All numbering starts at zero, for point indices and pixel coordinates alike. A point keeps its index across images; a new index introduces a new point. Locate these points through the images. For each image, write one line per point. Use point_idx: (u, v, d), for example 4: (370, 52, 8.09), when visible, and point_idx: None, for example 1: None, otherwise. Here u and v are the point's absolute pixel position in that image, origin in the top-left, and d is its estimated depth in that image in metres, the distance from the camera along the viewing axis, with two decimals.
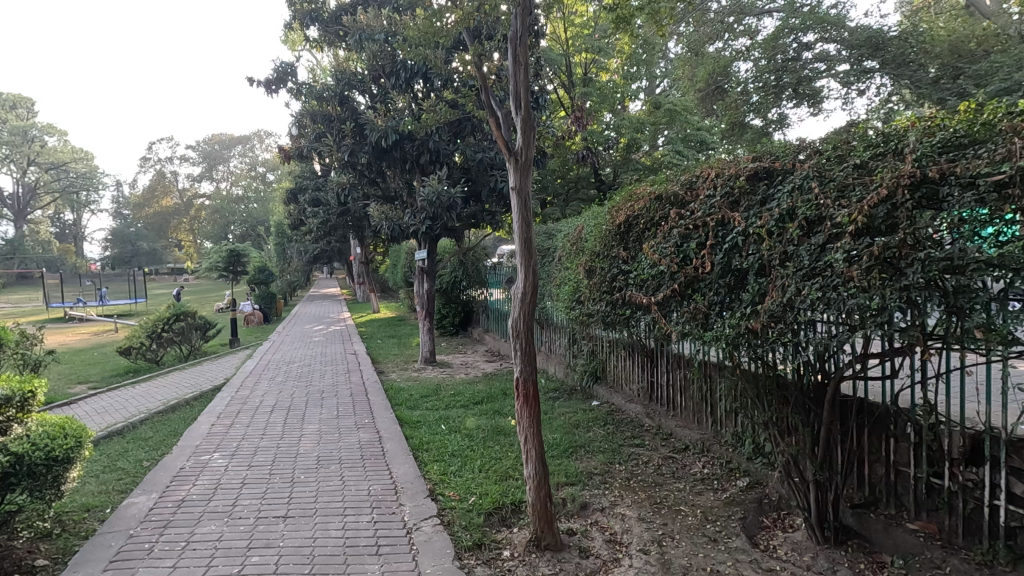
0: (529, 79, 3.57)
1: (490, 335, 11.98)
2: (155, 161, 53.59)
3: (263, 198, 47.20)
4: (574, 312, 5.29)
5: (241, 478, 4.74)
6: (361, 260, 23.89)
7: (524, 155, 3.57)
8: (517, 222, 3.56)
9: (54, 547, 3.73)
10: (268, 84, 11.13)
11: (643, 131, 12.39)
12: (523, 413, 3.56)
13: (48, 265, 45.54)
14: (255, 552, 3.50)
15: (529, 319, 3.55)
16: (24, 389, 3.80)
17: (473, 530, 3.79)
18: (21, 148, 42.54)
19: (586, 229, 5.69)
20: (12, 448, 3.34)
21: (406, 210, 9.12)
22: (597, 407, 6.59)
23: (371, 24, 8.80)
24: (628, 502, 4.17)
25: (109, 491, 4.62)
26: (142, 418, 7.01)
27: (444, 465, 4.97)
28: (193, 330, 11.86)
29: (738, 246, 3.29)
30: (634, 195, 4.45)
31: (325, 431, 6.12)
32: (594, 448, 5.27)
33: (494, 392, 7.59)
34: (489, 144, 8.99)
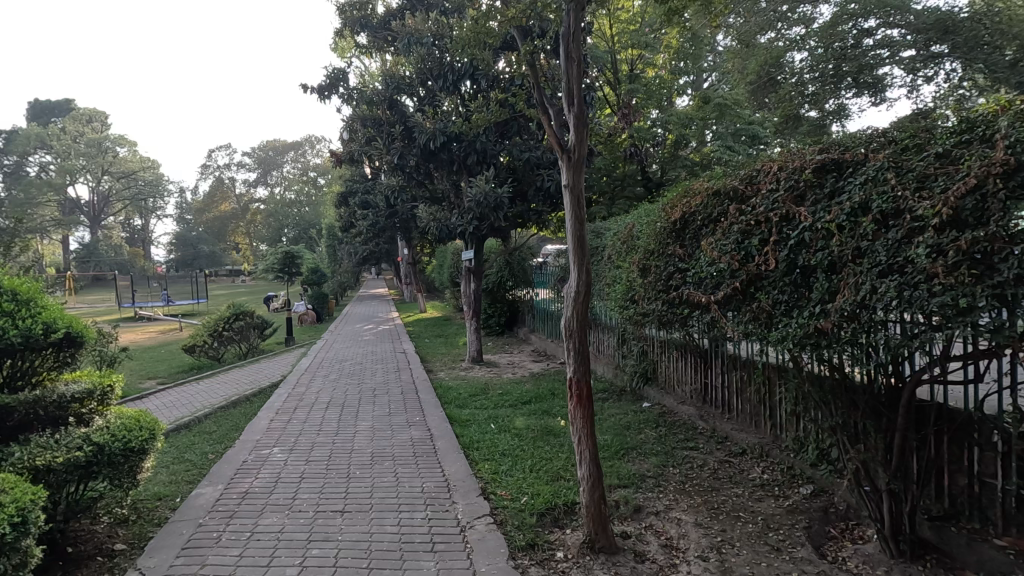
0: (581, 75, 3.52)
1: (537, 335, 11.94)
2: (215, 168, 56.39)
3: (315, 201, 48.82)
4: (627, 312, 5.18)
5: (300, 473, 4.90)
6: (408, 260, 24.37)
7: (576, 152, 3.53)
8: (571, 220, 3.53)
9: (130, 532, 3.96)
10: (321, 90, 11.52)
11: (691, 126, 12.01)
12: (576, 414, 3.53)
13: (120, 268, 48.58)
14: (315, 544, 3.61)
15: (583, 319, 3.51)
16: (104, 383, 4.11)
17: (526, 530, 3.78)
18: (96, 158, 45.69)
19: (638, 227, 5.59)
20: (95, 439, 3.57)
21: (453, 210, 9.23)
22: (648, 409, 6.46)
23: (419, 28, 8.95)
24: (684, 507, 4.06)
25: (178, 481, 4.87)
26: (207, 412, 7.36)
27: (494, 464, 4.98)
28: (252, 329, 12.39)
29: (805, 242, 3.15)
30: (690, 191, 4.33)
31: (378, 428, 6.25)
32: (646, 450, 5.17)
33: (542, 392, 7.55)
34: (535, 144, 8.96)
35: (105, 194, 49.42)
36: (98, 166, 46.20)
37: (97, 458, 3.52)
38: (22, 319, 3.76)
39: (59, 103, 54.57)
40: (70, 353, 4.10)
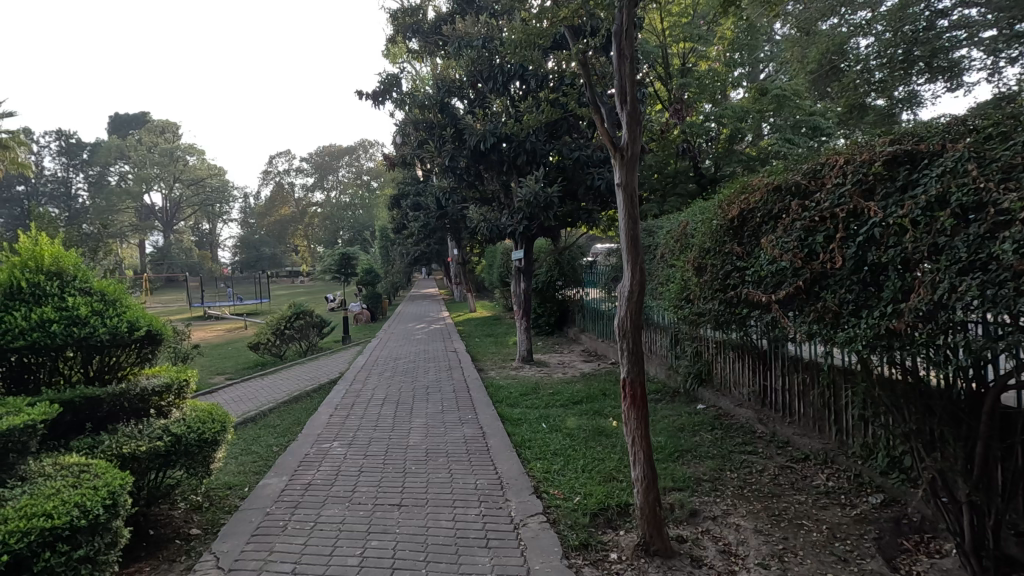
0: (634, 73, 3.48)
1: (587, 335, 11.86)
2: (276, 174, 59.02)
3: (368, 204, 50.29)
4: (682, 312, 5.05)
5: (358, 467, 5.08)
6: (459, 260, 24.71)
7: (629, 150, 3.50)
8: (624, 218, 3.50)
9: (204, 518, 4.22)
10: (375, 96, 11.88)
11: (746, 120, 11.54)
12: (630, 415, 3.49)
13: (191, 271, 51.65)
14: (374, 536, 3.73)
15: (637, 319, 3.46)
16: (180, 378, 4.40)
17: (579, 530, 3.77)
18: (168, 167, 48.77)
19: (692, 225, 5.47)
20: (173, 430, 3.83)
21: (503, 210, 9.30)
22: (703, 411, 6.30)
23: (469, 32, 9.07)
24: (742, 512, 3.94)
25: (246, 472, 5.15)
26: (271, 407, 7.72)
27: (547, 463, 5.00)
28: (311, 327, 12.92)
29: (874, 238, 3.00)
30: (748, 187, 4.20)
31: (432, 425, 6.39)
32: (701, 453, 5.04)
33: (594, 392, 7.50)
34: (585, 142, 8.93)
35: (177, 201, 52.63)
36: (170, 175, 49.30)
37: (176, 447, 3.77)
38: (110, 318, 4.09)
39: (136, 116, 58.66)
40: (150, 350, 4.42)
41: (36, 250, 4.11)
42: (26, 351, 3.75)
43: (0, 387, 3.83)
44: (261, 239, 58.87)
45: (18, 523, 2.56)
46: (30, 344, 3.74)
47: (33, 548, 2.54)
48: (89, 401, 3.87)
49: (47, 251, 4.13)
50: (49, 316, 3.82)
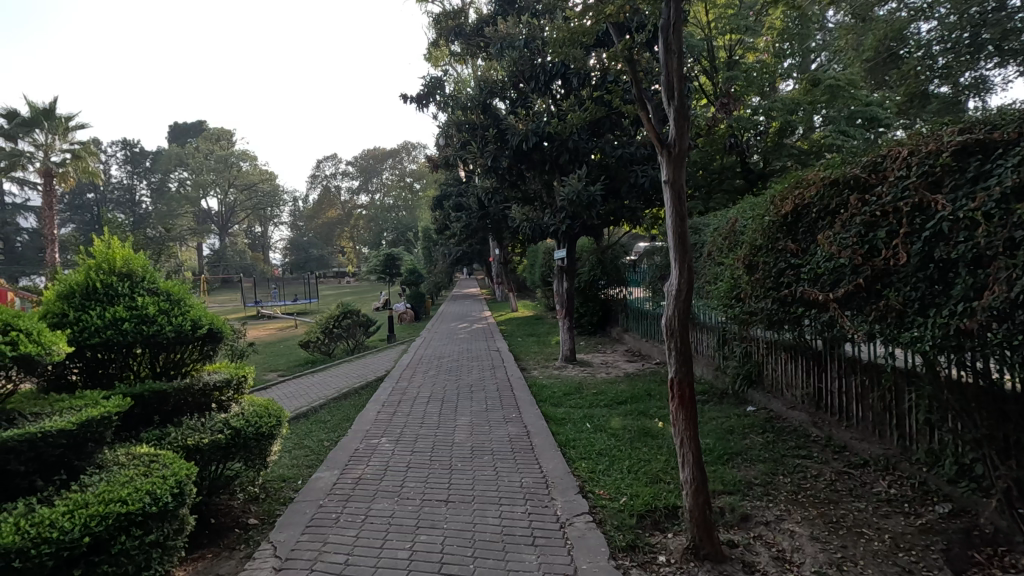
0: (682, 67, 3.41)
1: (631, 335, 11.73)
2: (323, 178, 60.87)
3: (412, 206, 51.25)
4: (731, 311, 4.90)
5: (406, 463, 5.19)
6: (501, 260, 24.85)
7: (677, 146, 3.44)
8: (671, 216, 3.44)
9: (261, 509, 4.40)
10: (419, 99, 12.12)
11: (797, 112, 11.06)
12: (679, 415, 3.43)
13: (244, 272, 53.94)
14: (423, 531, 3.81)
15: (685, 318, 3.40)
16: (239, 374, 4.62)
17: (626, 531, 3.73)
18: (223, 173, 51.01)
19: (741, 221, 5.32)
20: (232, 424, 4.02)
21: (546, 210, 9.30)
22: (754, 413, 6.12)
23: (511, 32, 9.13)
24: (797, 518, 3.81)
25: (299, 465, 5.34)
26: (321, 403, 7.98)
27: (592, 463, 4.97)
28: (358, 326, 13.28)
29: (942, 232, 2.85)
30: (802, 181, 4.07)
31: (477, 423, 6.46)
32: (752, 456, 4.91)
33: (638, 392, 7.40)
34: (629, 140, 8.83)
35: (231, 205, 55.01)
36: (225, 180, 51.61)
37: (235, 440, 3.96)
38: (175, 317, 4.33)
39: (194, 126, 61.76)
40: (211, 348, 4.65)
41: (109, 253, 4.38)
42: (100, 348, 4.01)
43: (78, 381, 4.09)
44: (309, 241, 60.76)
45: (97, 508, 2.73)
46: (104, 341, 3.99)
47: (110, 531, 2.71)
48: (156, 395, 4.08)
49: (119, 254, 4.40)
50: (121, 315, 4.07)
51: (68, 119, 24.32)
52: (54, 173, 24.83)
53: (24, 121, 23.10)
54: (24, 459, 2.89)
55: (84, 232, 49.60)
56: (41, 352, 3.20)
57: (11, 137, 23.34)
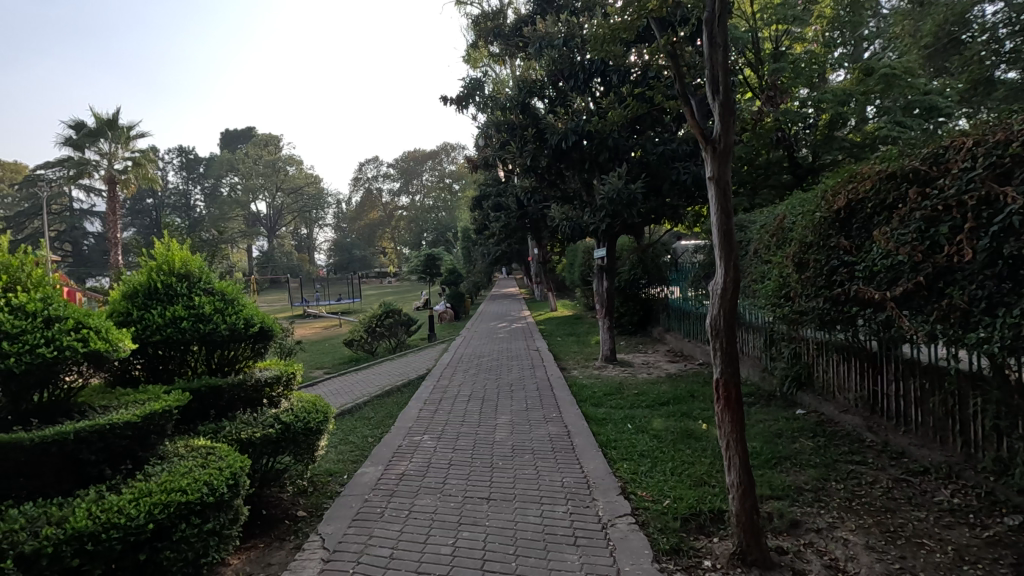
0: (727, 61, 3.33)
1: (673, 335, 11.54)
2: (366, 180, 62.26)
3: (451, 206, 51.77)
4: (779, 310, 4.74)
5: (448, 460, 5.25)
6: (540, 259, 24.83)
7: (722, 142, 3.36)
8: (716, 213, 3.36)
9: (309, 501, 4.55)
10: (459, 100, 12.26)
11: (849, 103, 10.56)
12: (724, 417, 3.36)
13: (291, 272, 55.76)
14: (465, 528, 3.85)
15: (731, 319, 3.32)
16: (288, 371, 4.78)
17: (669, 535, 3.67)
18: (272, 177, 52.90)
19: (790, 218, 5.15)
20: (283, 419, 4.17)
21: (585, 209, 9.24)
22: (803, 416, 5.91)
23: (550, 31, 9.09)
24: (851, 526, 3.66)
25: (345, 460, 5.49)
26: (365, 400, 8.17)
27: (633, 464, 4.92)
28: (400, 325, 13.53)
29: (1012, 227, 2.70)
30: (856, 175, 3.91)
31: (517, 422, 6.48)
32: (801, 460, 4.74)
33: (681, 393, 7.25)
34: (670, 136, 8.65)
35: (279, 208, 56.89)
36: (272, 184, 53.46)
37: (285, 434, 4.10)
38: (229, 316, 4.53)
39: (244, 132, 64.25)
40: (263, 346, 4.83)
41: (169, 255, 4.61)
42: (161, 345, 4.23)
43: (141, 377, 4.32)
44: (353, 242, 62.24)
45: (160, 496, 2.88)
46: (164, 339, 4.21)
47: (172, 519, 2.86)
48: (212, 390, 4.27)
49: (177, 256, 4.62)
50: (180, 314, 4.27)
51: (130, 129, 25.73)
52: (118, 180, 26.29)
53: (90, 132, 24.59)
54: (94, 449, 3.06)
55: (145, 235, 52.35)
56: (110, 349, 3.39)
57: (80, 146, 24.86)
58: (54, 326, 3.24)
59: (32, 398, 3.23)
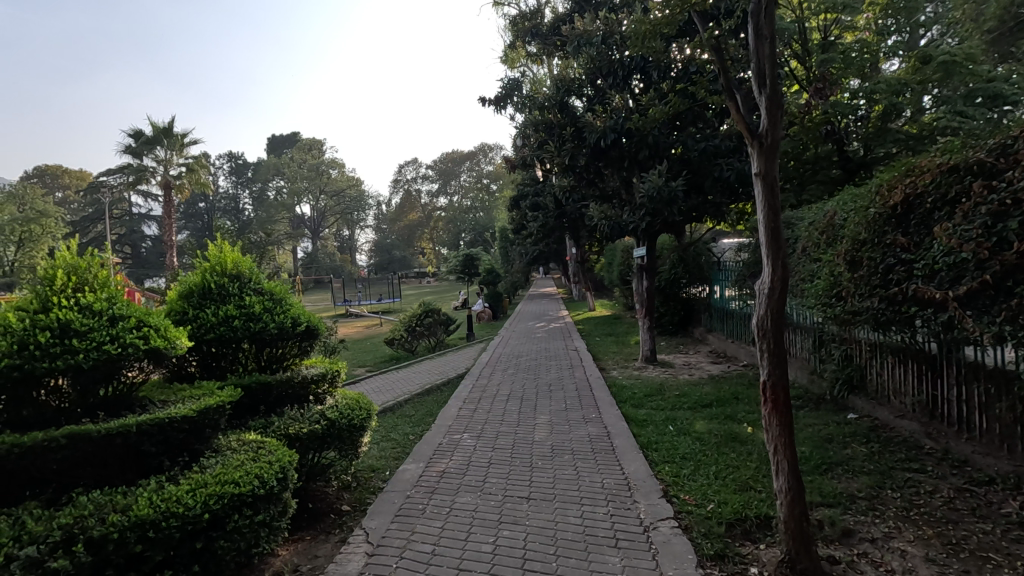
0: (775, 54, 3.23)
1: (715, 335, 11.28)
2: (405, 182, 63.28)
3: (488, 207, 52.02)
4: (830, 310, 4.56)
5: (488, 459, 5.29)
6: (578, 259, 24.70)
7: (769, 137, 3.26)
8: (763, 210, 3.26)
9: (353, 496, 4.66)
10: (498, 101, 12.33)
11: (904, 93, 10.06)
12: (772, 420, 3.26)
13: (334, 273, 57.22)
14: (505, 526, 3.87)
15: (779, 319, 3.21)
16: (333, 369, 4.92)
17: (713, 540, 3.59)
18: (315, 180, 54.44)
19: (840, 214, 4.96)
20: (328, 415, 4.30)
21: (624, 208, 9.13)
22: (856, 421, 5.67)
23: (588, 29, 9.02)
24: (909, 537, 3.49)
25: (386, 456, 5.60)
26: (406, 398, 8.32)
27: (675, 467, 4.83)
28: (439, 324, 13.71)
29: None
30: (914, 168, 3.75)
31: (556, 422, 6.46)
32: (854, 467, 4.55)
33: (724, 396, 7.07)
34: (712, 132, 8.45)
35: (322, 210, 58.45)
36: (316, 187, 55.02)
37: (330, 430, 4.22)
38: (278, 315, 4.69)
39: (289, 137, 66.36)
40: (308, 344, 4.98)
41: (222, 256, 4.81)
42: (215, 343, 4.42)
43: (196, 373, 4.51)
44: (393, 243, 63.39)
45: (215, 488, 3.01)
46: (218, 337, 4.40)
47: (226, 510, 2.98)
48: (262, 387, 4.43)
49: (230, 257, 4.81)
50: (232, 313, 4.45)
51: (184, 136, 26.96)
52: (173, 185, 27.57)
53: (147, 140, 25.90)
54: (154, 441, 3.22)
55: (197, 238, 54.73)
56: (168, 346, 3.59)
57: (138, 154, 26.19)
58: (118, 324, 3.43)
59: (99, 393, 3.40)
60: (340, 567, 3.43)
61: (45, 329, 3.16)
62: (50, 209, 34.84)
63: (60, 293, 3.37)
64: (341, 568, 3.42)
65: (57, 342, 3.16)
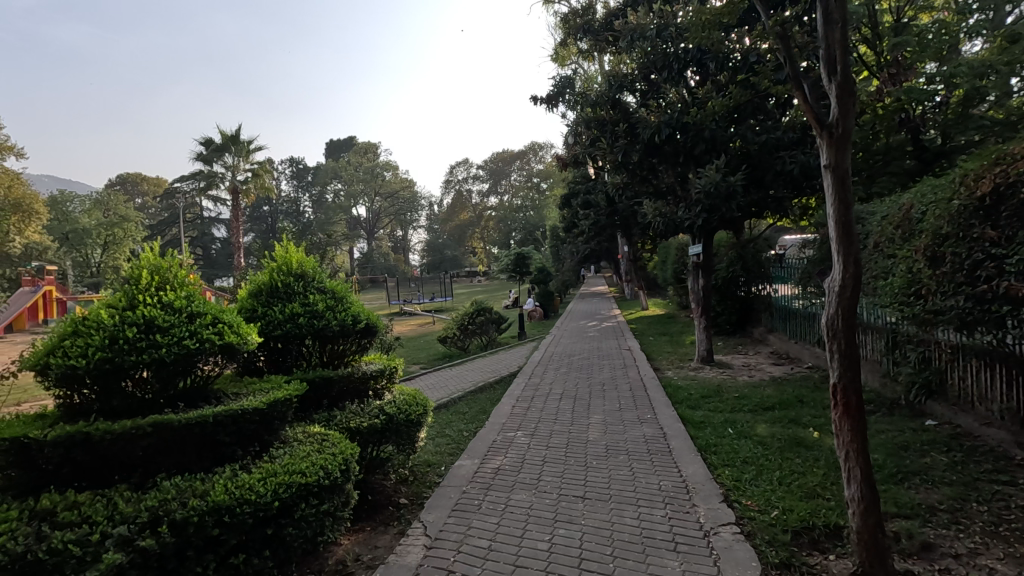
0: (846, 39, 3.07)
1: (776, 336, 10.83)
2: (456, 183, 64.15)
3: (538, 206, 51.97)
4: (907, 309, 4.30)
5: (542, 457, 5.30)
6: (631, 257, 24.31)
7: (841, 127, 3.09)
8: (834, 204, 3.09)
9: (410, 490, 4.78)
10: (550, 99, 12.32)
11: (989, 76, 9.29)
12: (843, 425, 3.10)
13: (388, 272, 58.70)
14: (561, 525, 3.87)
15: (851, 318, 3.04)
16: (390, 366, 5.07)
17: (779, 548, 3.45)
18: (370, 183, 56.04)
19: (918, 207, 4.67)
20: (387, 411, 4.42)
21: (679, 204, 8.90)
22: (935, 428, 5.31)
23: (642, 23, 8.87)
24: (999, 555, 3.24)
25: (442, 452, 5.69)
26: (460, 395, 8.42)
27: (736, 471, 4.67)
28: (490, 323, 13.81)
29: None
30: (1005, 157, 3.47)
31: (610, 422, 6.39)
32: (934, 477, 4.26)
33: (787, 399, 6.77)
34: (774, 124, 8.13)
35: (377, 211, 60.02)
36: (371, 189, 56.61)
37: (389, 425, 4.35)
38: (339, 313, 4.87)
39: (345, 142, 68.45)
40: (368, 341, 5.14)
41: (288, 257, 5.04)
42: (282, 339, 4.62)
43: (263, 368, 4.72)
44: (444, 243, 64.39)
45: (284, 477, 3.16)
46: (284, 333, 4.61)
47: (293, 498, 3.12)
48: (325, 381, 4.60)
49: (295, 257, 5.04)
50: (297, 311, 4.65)
51: (250, 142, 28.42)
52: (240, 190, 29.11)
53: (217, 147, 27.44)
54: (229, 431, 3.41)
55: (262, 239, 57.49)
56: (240, 342, 3.80)
57: (209, 160, 27.78)
58: (195, 321, 3.66)
59: (178, 384, 3.61)
60: (399, 558, 3.53)
61: (132, 324, 3.41)
62: (131, 214, 37.55)
63: (144, 292, 3.63)
64: (401, 560, 3.51)
65: (143, 337, 3.39)
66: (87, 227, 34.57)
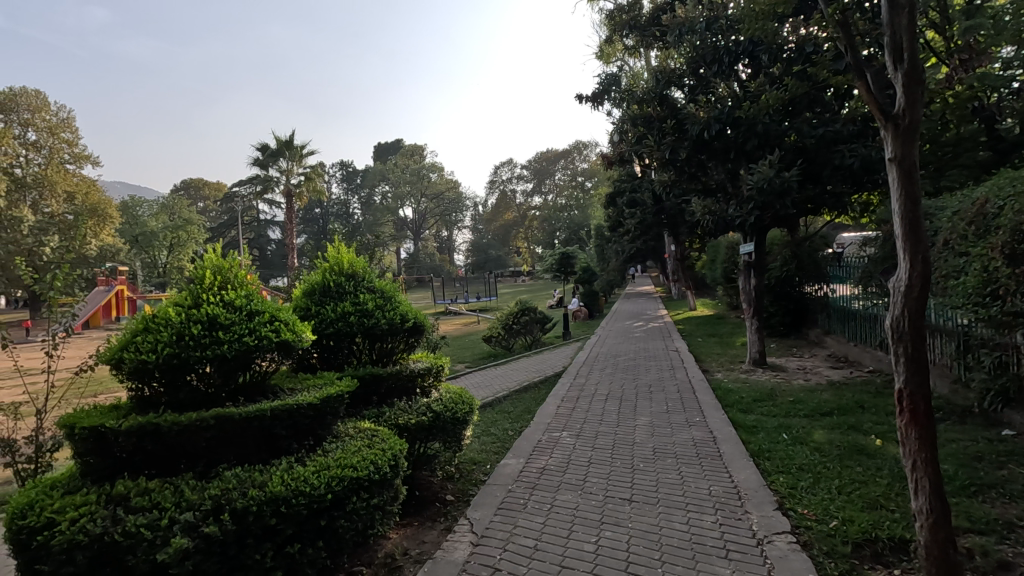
0: (913, 24, 2.90)
1: (834, 338, 10.34)
2: (501, 183, 64.44)
3: (583, 205, 51.56)
4: (984, 310, 4.01)
5: (588, 458, 5.26)
6: (679, 257, 23.78)
7: (907, 117, 2.93)
8: (900, 199, 2.93)
9: (456, 487, 4.84)
10: (595, 98, 12.23)
11: None
12: (910, 434, 2.93)
13: (433, 272, 59.60)
14: (608, 527, 3.83)
15: (919, 320, 2.87)
16: (437, 364, 5.14)
17: (838, 560, 3.30)
18: (417, 185, 57.08)
19: (993, 201, 4.36)
20: (434, 408, 4.49)
21: (730, 201, 8.65)
22: (1013, 438, 4.94)
23: (690, 16, 8.69)
24: None
25: (488, 451, 5.73)
26: (505, 395, 8.46)
27: (791, 478, 4.49)
28: (535, 323, 13.80)
29: None
30: None
31: (657, 424, 6.27)
32: (1011, 491, 3.97)
33: (847, 404, 6.46)
34: (832, 117, 7.79)
35: (423, 212, 61.04)
36: (417, 190, 57.66)
37: (436, 422, 4.42)
38: (389, 312, 4.98)
39: (393, 145, 70.01)
40: (416, 339, 5.24)
41: (340, 257, 5.21)
42: (334, 337, 4.77)
43: (317, 364, 4.88)
44: (489, 243, 64.84)
45: (336, 471, 3.26)
46: (336, 331, 4.75)
47: (345, 491, 3.22)
48: (374, 378, 4.71)
49: (347, 258, 5.20)
50: (348, 310, 4.80)
51: (303, 148, 29.49)
52: (294, 194, 30.23)
53: (272, 153, 28.59)
54: (285, 424, 3.55)
55: (313, 241, 59.56)
56: (295, 339, 3.96)
57: (265, 165, 29.00)
58: (254, 319, 3.84)
59: (238, 379, 3.78)
60: (446, 554, 3.57)
61: (198, 321, 3.60)
62: (195, 217, 39.64)
63: (208, 291, 3.83)
64: (448, 555, 3.56)
65: (207, 333, 3.57)
66: (155, 230, 36.80)
